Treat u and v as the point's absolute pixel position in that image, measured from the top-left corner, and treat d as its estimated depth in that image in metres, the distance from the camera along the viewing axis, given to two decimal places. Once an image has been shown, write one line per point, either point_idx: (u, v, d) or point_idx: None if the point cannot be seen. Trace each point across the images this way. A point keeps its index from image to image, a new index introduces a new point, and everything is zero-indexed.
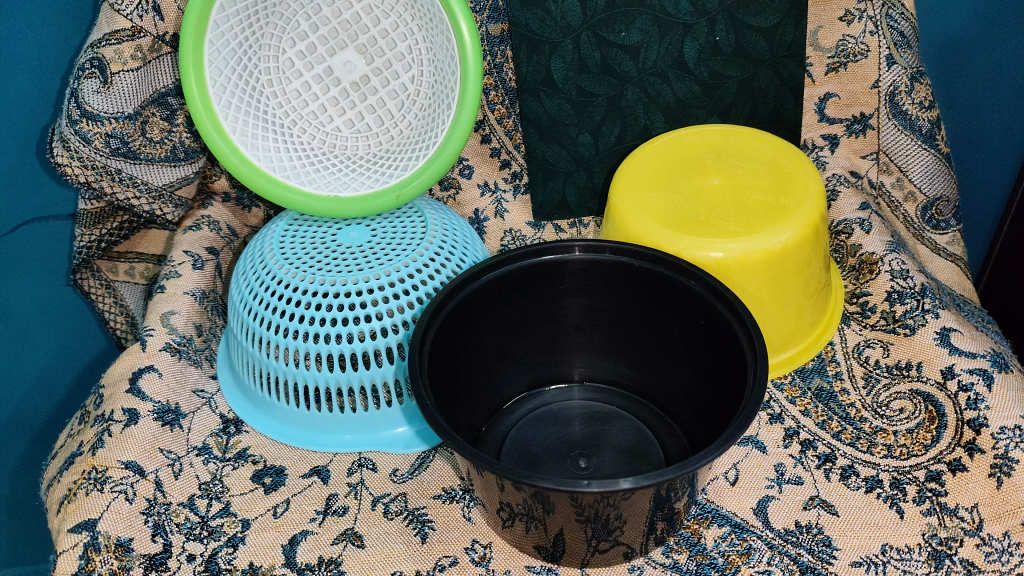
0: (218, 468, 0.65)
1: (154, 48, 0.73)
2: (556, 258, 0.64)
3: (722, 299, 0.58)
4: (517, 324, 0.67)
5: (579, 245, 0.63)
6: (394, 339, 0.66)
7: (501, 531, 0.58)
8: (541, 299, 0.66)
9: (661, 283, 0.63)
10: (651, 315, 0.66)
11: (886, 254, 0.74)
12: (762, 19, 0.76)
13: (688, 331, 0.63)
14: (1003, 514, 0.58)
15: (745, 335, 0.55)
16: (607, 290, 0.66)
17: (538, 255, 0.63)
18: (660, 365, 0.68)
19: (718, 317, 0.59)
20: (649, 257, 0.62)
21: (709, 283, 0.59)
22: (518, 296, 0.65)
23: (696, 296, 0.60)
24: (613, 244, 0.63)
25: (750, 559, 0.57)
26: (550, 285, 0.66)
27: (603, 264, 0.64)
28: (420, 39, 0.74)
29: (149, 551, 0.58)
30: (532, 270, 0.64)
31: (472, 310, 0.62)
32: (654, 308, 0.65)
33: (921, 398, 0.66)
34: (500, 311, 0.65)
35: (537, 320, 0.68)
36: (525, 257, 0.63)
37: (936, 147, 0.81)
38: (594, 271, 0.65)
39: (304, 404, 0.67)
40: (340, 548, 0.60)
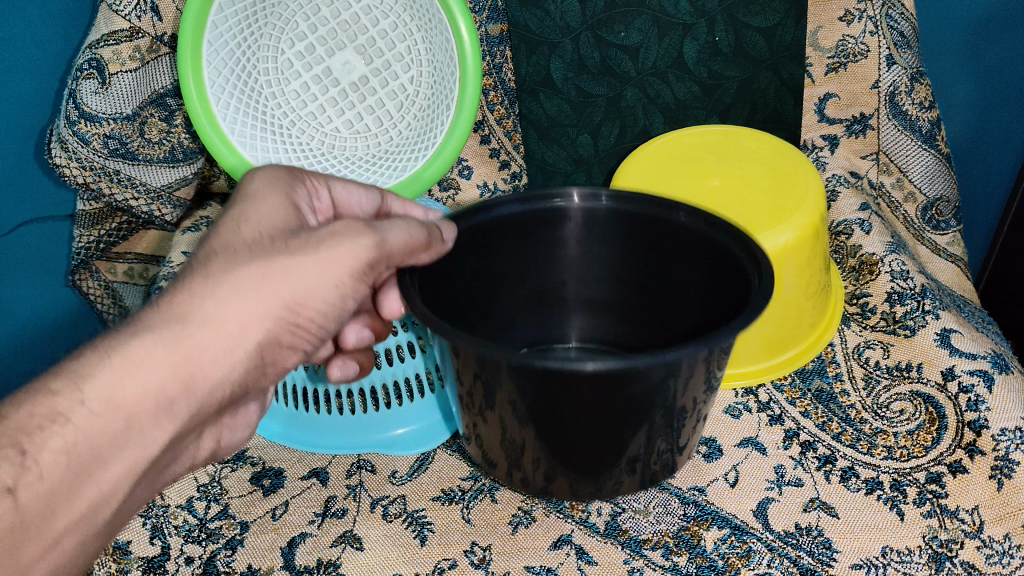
0: (217, 471, 0.66)
1: (153, 49, 0.73)
2: (547, 208, 0.56)
3: (725, 232, 0.51)
4: (512, 282, 0.60)
5: (574, 191, 0.57)
6: (394, 340, 0.70)
7: (503, 482, 0.55)
8: (533, 247, 0.58)
9: (659, 225, 0.56)
10: (655, 251, 0.57)
11: (886, 254, 0.75)
12: (762, 19, 0.76)
13: (707, 273, 0.54)
14: (1003, 516, 0.57)
15: (751, 266, 0.49)
16: (607, 237, 0.58)
17: (526, 203, 0.56)
18: (678, 319, 0.59)
19: (728, 252, 0.52)
20: (638, 199, 0.56)
21: (704, 214, 0.53)
22: (514, 250, 0.58)
23: (688, 234, 0.54)
24: (611, 188, 0.56)
25: (750, 561, 0.56)
26: (544, 233, 0.58)
27: (596, 210, 0.57)
28: (420, 39, 0.74)
29: (148, 554, 0.59)
30: (521, 221, 0.56)
31: (471, 262, 0.57)
32: (663, 246, 0.56)
33: (922, 399, 0.65)
34: (497, 266, 0.58)
35: (530, 269, 0.60)
36: (515, 203, 0.56)
37: (936, 147, 0.82)
38: (589, 218, 0.57)
39: (304, 407, 0.71)
40: (340, 550, 0.59)
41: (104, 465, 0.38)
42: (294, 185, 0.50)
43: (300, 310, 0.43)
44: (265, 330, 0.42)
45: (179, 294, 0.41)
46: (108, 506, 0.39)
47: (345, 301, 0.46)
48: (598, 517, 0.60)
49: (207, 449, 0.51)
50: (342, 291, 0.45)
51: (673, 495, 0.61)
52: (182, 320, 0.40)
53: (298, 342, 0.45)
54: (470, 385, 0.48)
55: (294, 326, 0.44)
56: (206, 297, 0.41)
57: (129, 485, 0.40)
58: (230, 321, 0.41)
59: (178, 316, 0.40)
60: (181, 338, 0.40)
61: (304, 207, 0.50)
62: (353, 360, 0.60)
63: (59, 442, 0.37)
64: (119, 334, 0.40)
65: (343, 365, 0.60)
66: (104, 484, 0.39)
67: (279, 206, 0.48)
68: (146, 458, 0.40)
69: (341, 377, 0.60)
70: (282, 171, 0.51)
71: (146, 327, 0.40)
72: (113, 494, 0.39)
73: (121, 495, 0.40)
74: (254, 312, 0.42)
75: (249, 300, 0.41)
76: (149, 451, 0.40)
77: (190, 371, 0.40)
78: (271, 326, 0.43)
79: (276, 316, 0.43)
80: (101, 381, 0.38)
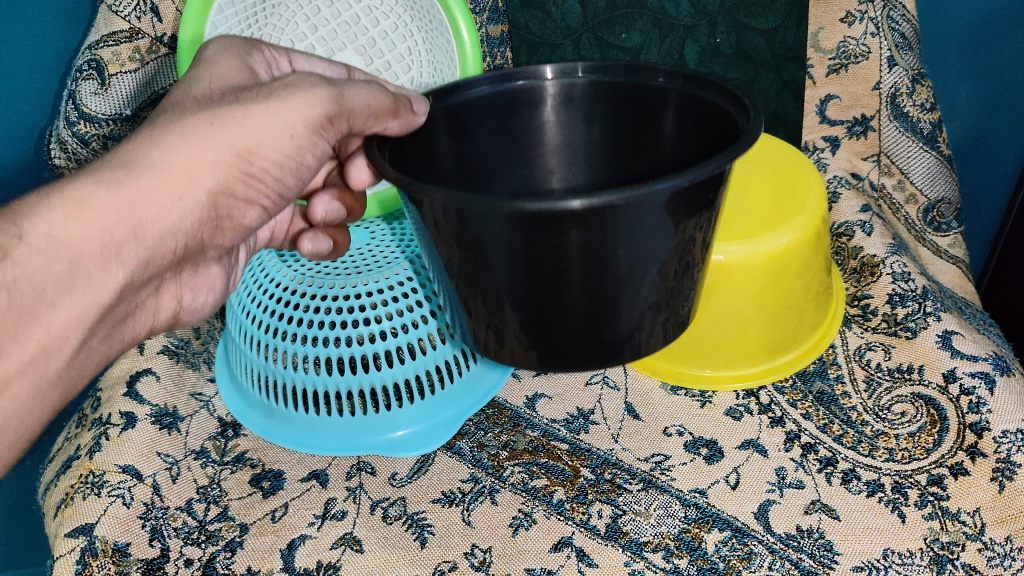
0: (216, 472, 0.66)
1: (152, 49, 0.73)
2: (519, 87, 0.56)
3: (701, 86, 0.50)
4: (495, 170, 0.59)
5: (546, 65, 0.56)
6: (394, 343, 0.66)
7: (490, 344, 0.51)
8: (513, 130, 0.58)
9: (634, 98, 0.55)
10: (639, 127, 0.56)
11: (887, 256, 0.75)
12: (762, 21, 0.74)
13: (686, 144, 0.53)
14: (1004, 519, 0.57)
15: (732, 106, 0.47)
16: (587, 115, 0.57)
17: (503, 82, 0.55)
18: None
19: (702, 107, 0.50)
20: (614, 70, 0.54)
21: (677, 73, 0.51)
22: (495, 134, 0.57)
23: (666, 97, 0.53)
24: (584, 61, 0.55)
25: (751, 564, 0.56)
26: (523, 114, 0.57)
27: (570, 90, 0.56)
28: (419, 40, 0.74)
29: (147, 555, 0.59)
30: (496, 101, 0.56)
31: (450, 144, 0.55)
32: (645, 119, 0.55)
33: (923, 401, 0.65)
34: (480, 151, 0.57)
35: (511, 157, 0.59)
36: (490, 81, 0.55)
37: (936, 148, 0.81)
38: (561, 99, 0.57)
39: (304, 408, 0.69)
40: (339, 552, 0.59)
41: (51, 308, 0.40)
42: (251, 51, 0.52)
43: (253, 158, 0.45)
44: (215, 178, 0.44)
45: (130, 145, 0.43)
46: (60, 353, 0.41)
47: (301, 154, 0.48)
48: (598, 520, 0.60)
49: (169, 309, 0.54)
50: (296, 143, 0.46)
51: (674, 497, 0.61)
52: (128, 166, 0.41)
53: (253, 196, 0.48)
54: (455, 261, 0.45)
55: (247, 176, 0.46)
56: (152, 145, 0.42)
57: (81, 333, 0.42)
58: (177, 169, 0.42)
59: (125, 162, 0.41)
60: (128, 182, 0.41)
61: (261, 70, 0.52)
62: (324, 234, 0.66)
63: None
64: (69, 178, 0.41)
65: (314, 238, 0.66)
66: (53, 329, 0.40)
67: (233, 69, 0.50)
68: (98, 304, 0.42)
69: (313, 250, 0.66)
70: (237, 40, 0.53)
71: (93, 171, 0.41)
72: (63, 341, 0.41)
73: (72, 343, 0.42)
74: (202, 158, 0.43)
75: (193, 145, 0.43)
76: (99, 294, 0.42)
77: (137, 216, 0.42)
78: (222, 173, 0.44)
79: (226, 162, 0.44)
80: (44, 220, 0.40)
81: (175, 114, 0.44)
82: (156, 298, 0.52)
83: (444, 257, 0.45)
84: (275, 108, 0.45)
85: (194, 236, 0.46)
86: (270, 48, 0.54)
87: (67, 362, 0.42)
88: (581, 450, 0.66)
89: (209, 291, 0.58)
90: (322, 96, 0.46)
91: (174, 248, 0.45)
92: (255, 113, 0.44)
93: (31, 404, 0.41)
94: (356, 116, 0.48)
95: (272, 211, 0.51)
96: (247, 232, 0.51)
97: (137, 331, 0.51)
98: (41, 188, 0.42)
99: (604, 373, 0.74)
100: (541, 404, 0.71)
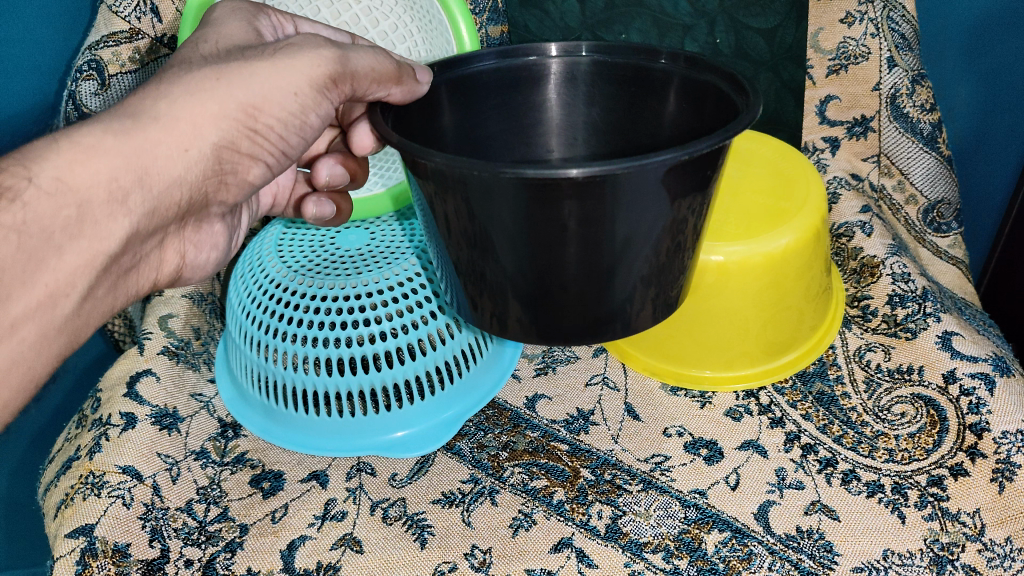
0: (216, 473, 0.66)
1: (153, 50, 0.73)
2: (521, 64, 0.56)
3: (703, 68, 0.50)
4: (494, 147, 0.59)
5: (552, 45, 0.55)
6: (394, 343, 0.66)
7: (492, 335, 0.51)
8: (514, 107, 0.58)
9: (635, 77, 0.55)
10: (637, 108, 0.56)
11: (887, 257, 0.75)
12: (762, 20, 0.74)
13: (684, 125, 0.53)
14: (1004, 520, 0.57)
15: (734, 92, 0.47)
16: (588, 98, 0.57)
17: (507, 58, 0.55)
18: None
19: (702, 87, 0.50)
20: (618, 51, 0.54)
21: (680, 55, 0.51)
22: (496, 111, 0.57)
23: (667, 81, 0.53)
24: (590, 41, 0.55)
25: (750, 565, 0.56)
26: (525, 92, 0.57)
27: (573, 69, 0.56)
28: (419, 43, 0.74)
29: (148, 556, 0.59)
30: (499, 78, 0.56)
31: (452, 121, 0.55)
32: (645, 102, 0.55)
33: (923, 402, 0.65)
34: (483, 128, 0.57)
35: (511, 135, 0.59)
36: (495, 57, 0.55)
37: (936, 149, 0.81)
38: (565, 78, 0.57)
39: (304, 409, 0.68)
40: (339, 553, 0.59)
41: (58, 253, 0.40)
42: (259, 21, 0.53)
43: (258, 114, 0.46)
44: (220, 132, 0.45)
45: (137, 98, 0.44)
46: (67, 299, 0.41)
47: (306, 113, 0.48)
48: (598, 520, 0.60)
49: (172, 264, 0.54)
50: (301, 102, 0.47)
51: (674, 498, 0.61)
52: (135, 117, 0.42)
53: (257, 151, 0.48)
54: (456, 230, 0.44)
55: (252, 132, 0.46)
56: (160, 98, 0.43)
57: (88, 280, 0.42)
58: (183, 121, 0.43)
59: (132, 113, 0.42)
60: (134, 131, 0.42)
61: (266, 30, 0.53)
62: (328, 199, 0.67)
63: (9, 219, 0.38)
64: (77, 124, 0.42)
65: (318, 202, 0.66)
66: (60, 274, 0.40)
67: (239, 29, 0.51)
68: (103, 252, 0.42)
69: (317, 215, 0.67)
70: (246, 6, 0.54)
71: (101, 120, 0.42)
72: (70, 287, 0.41)
73: (79, 291, 0.42)
74: (206, 111, 0.44)
75: (202, 99, 0.44)
76: (106, 243, 0.42)
77: (144, 164, 0.42)
78: (227, 128, 0.45)
79: (231, 116, 0.45)
80: (52, 164, 0.40)
81: (181, 69, 0.45)
82: (158, 252, 0.52)
83: (444, 227, 0.45)
84: (281, 66, 0.46)
85: (199, 189, 0.47)
86: (276, 13, 0.55)
87: (74, 309, 0.42)
88: (581, 451, 0.66)
89: (211, 248, 0.58)
90: (328, 55, 0.47)
91: (178, 200, 0.46)
92: (260, 71, 0.45)
93: (37, 352, 0.41)
94: (360, 79, 0.48)
95: (277, 169, 0.52)
96: (253, 189, 0.52)
97: (140, 284, 0.51)
98: (49, 136, 0.42)
99: (604, 373, 0.74)
100: (541, 404, 0.71)
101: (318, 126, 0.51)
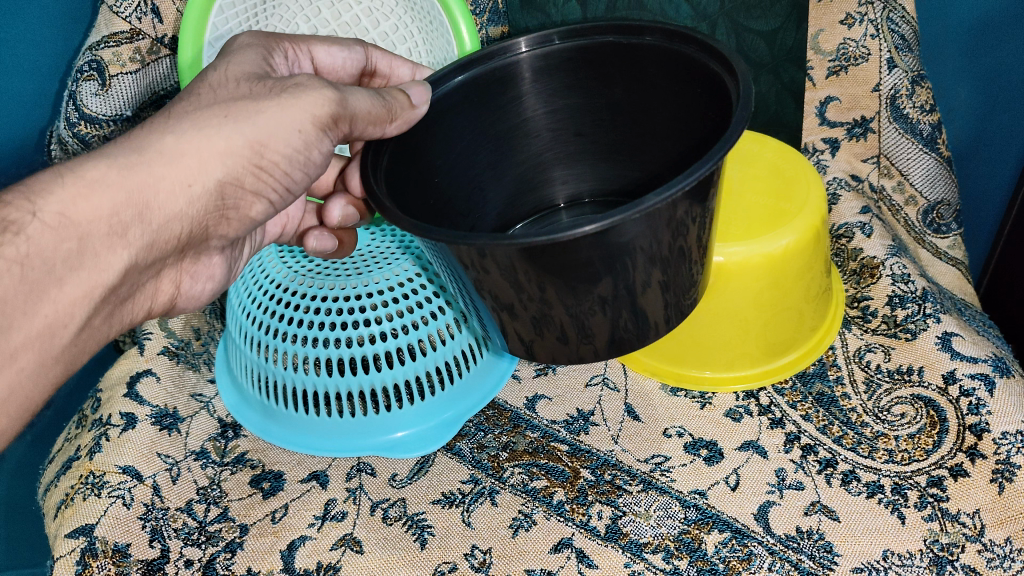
0: (216, 473, 0.66)
1: (153, 50, 0.73)
2: (506, 62, 0.55)
3: (686, 41, 0.50)
4: (482, 154, 0.59)
5: (521, 40, 0.55)
6: (394, 343, 0.66)
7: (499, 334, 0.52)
8: (511, 106, 0.58)
9: (619, 57, 0.55)
10: (635, 91, 0.56)
11: (886, 258, 0.75)
12: (762, 23, 0.74)
13: (680, 96, 0.53)
14: (1005, 520, 0.57)
15: (724, 66, 0.48)
16: (587, 84, 0.58)
17: (491, 60, 0.55)
18: (662, 159, 0.60)
19: (690, 60, 0.50)
20: (598, 30, 0.54)
21: (667, 30, 0.51)
22: (482, 117, 0.57)
23: (654, 53, 0.53)
24: (559, 28, 0.55)
25: (750, 565, 0.56)
26: (516, 88, 0.57)
27: (559, 56, 0.56)
28: (419, 43, 0.75)
29: (148, 556, 0.59)
30: (489, 79, 0.56)
31: (449, 127, 0.55)
32: (636, 76, 0.55)
33: (923, 403, 0.65)
34: (484, 127, 0.58)
35: (503, 140, 0.59)
36: (463, 70, 0.55)
37: (936, 151, 0.81)
38: (555, 68, 0.57)
39: (304, 409, 0.68)
40: (339, 553, 0.60)
41: (59, 285, 0.40)
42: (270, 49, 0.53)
43: (265, 152, 0.46)
44: (225, 168, 0.45)
45: (142, 132, 0.44)
46: (65, 331, 0.41)
47: (310, 151, 0.48)
48: (598, 521, 0.60)
49: (166, 293, 0.54)
50: (305, 139, 0.47)
51: (674, 499, 0.61)
52: (140, 151, 0.43)
53: (260, 189, 0.48)
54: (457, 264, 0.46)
55: (257, 169, 0.47)
56: (166, 132, 0.43)
57: (86, 312, 0.42)
58: (189, 156, 0.44)
59: (137, 147, 0.42)
60: (139, 166, 0.42)
61: (279, 67, 0.54)
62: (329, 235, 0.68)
63: (11, 252, 0.38)
64: (82, 158, 0.42)
65: (320, 237, 0.67)
66: (61, 305, 0.41)
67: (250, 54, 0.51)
68: (103, 285, 0.42)
69: (317, 249, 0.68)
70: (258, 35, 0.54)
71: (106, 153, 0.42)
72: (69, 317, 0.41)
73: (77, 321, 0.42)
74: (214, 147, 0.44)
75: (208, 137, 0.44)
76: (105, 275, 0.42)
77: (146, 199, 0.42)
78: (233, 165, 0.45)
79: (238, 153, 0.45)
80: (56, 199, 0.40)
81: (190, 104, 0.45)
82: (155, 283, 0.52)
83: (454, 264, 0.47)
84: (289, 105, 0.46)
85: (200, 223, 0.47)
86: (292, 45, 0.55)
87: (72, 339, 0.42)
88: (581, 451, 0.66)
89: (207, 281, 0.57)
90: (328, 96, 0.47)
91: (178, 234, 0.46)
92: (270, 111, 0.45)
93: (35, 378, 0.41)
94: (357, 122, 0.48)
95: (278, 206, 0.52)
96: (253, 225, 0.52)
97: (135, 314, 0.51)
98: (53, 168, 0.42)
99: (604, 373, 0.74)
100: (541, 405, 0.71)
101: (320, 163, 0.51)
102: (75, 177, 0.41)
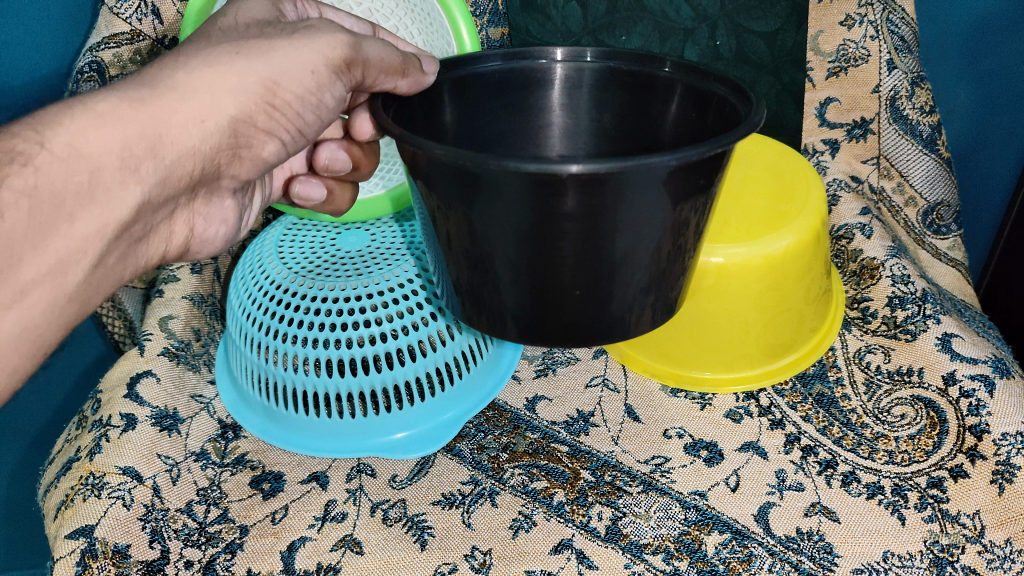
0: (216, 474, 0.66)
1: (154, 52, 0.74)
2: (530, 67, 0.56)
3: (700, 73, 0.50)
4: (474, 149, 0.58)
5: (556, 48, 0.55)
6: (395, 344, 0.66)
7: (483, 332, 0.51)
8: (517, 109, 0.58)
9: (635, 86, 0.55)
10: (638, 117, 0.56)
11: (886, 259, 0.75)
12: (763, 24, 0.74)
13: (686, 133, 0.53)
14: (1004, 521, 0.57)
15: (733, 91, 0.47)
16: (596, 104, 0.57)
17: (518, 59, 0.56)
18: None
19: (705, 94, 0.50)
20: (621, 55, 0.54)
21: (685, 64, 0.51)
22: (486, 115, 0.57)
23: (671, 88, 0.53)
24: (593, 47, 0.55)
25: (751, 566, 0.56)
26: (529, 94, 0.57)
27: (578, 75, 0.56)
28: (419, 43, 0.74)
29: (147, 557, 0.59)
30: (508, 78, 0.56)
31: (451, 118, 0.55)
32: (645, 107, 0.55)
33: (923, 404, 0.65)
34: (481, 125, 0.57)
35: (500, 140, 0.59)
36: (499, 60, 0.55)
37: (936, 152, 0.82)
38: (567, 85, 0.57)
39: (304, 411, 0.69)
40: (340, 554, 0.59)
41: (70, 220, 0.40)
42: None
43: (278, 89, 0.46)
44: (238, 105, 0.45)
45: (153, 69, 0.43)
46: (78, 265, 0.41)
47: (322, 92, 0.48)
48: (598, 521, 0.60)
49: (180, 235, 0.54)
50: (318, 80, 0.47)
51: (674, 499, 0.61)
52: (152, 85, 0.42)
53: (273, 126, 0.48)
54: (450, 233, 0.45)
55: (269, 107, 0.46)
56: (178, 68, 0.43)
57: (99, 248, 0.42)
58: (202, 90, 0.43)
59: (149, 81, 0.42)
60: (152, 99, 0.41)
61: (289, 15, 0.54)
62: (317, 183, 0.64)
63: (20, 184, 0.38)
64: (91, 93, 0.41)
65: (307, 184, 0.64)
66: (72, 240, 0.40)
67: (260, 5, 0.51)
68: (114, 221, 0.42)
69: (302, 196, 0.64)
70: None
71: (117, 88, 0.41)
72: (81, 253, 0.41)
73: (90, 256, 0.42)
74: (225, 83, 0.44)
75: (220, 72, 0.43)
76: (116, 211, 0.42)
77: (158, 133, 0.42)
78: (246, 101, 0.45)
79: (251, 90, 0.45)
80: (66, 129, 0.39)
81: (201, 43, 0.45)
82: (168, 224, 0.52)
83: (438, 226, 0.45)
84: (301, 45, 0.46)
85: (211, 159, 0.47)
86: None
87: (85, 276, 0.42)
88: (581, 451, 0.66)
89: (221, 224, 0.57)
90: (342, 40, 0.47)
91: (191, 170, 0.46)
92: (283, 48, 0.45)
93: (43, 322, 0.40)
94: (370, 67, 0.49)
95: (290, 146, 0.51)
96: (265, 166, 0.52)
97: (150, 254, 0.51)
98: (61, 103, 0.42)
99: (604, 373, 0.74)
100: (541, 406, 0.71)
101: (332, 107, 0.51)
102: (86, 108, 0.40)
